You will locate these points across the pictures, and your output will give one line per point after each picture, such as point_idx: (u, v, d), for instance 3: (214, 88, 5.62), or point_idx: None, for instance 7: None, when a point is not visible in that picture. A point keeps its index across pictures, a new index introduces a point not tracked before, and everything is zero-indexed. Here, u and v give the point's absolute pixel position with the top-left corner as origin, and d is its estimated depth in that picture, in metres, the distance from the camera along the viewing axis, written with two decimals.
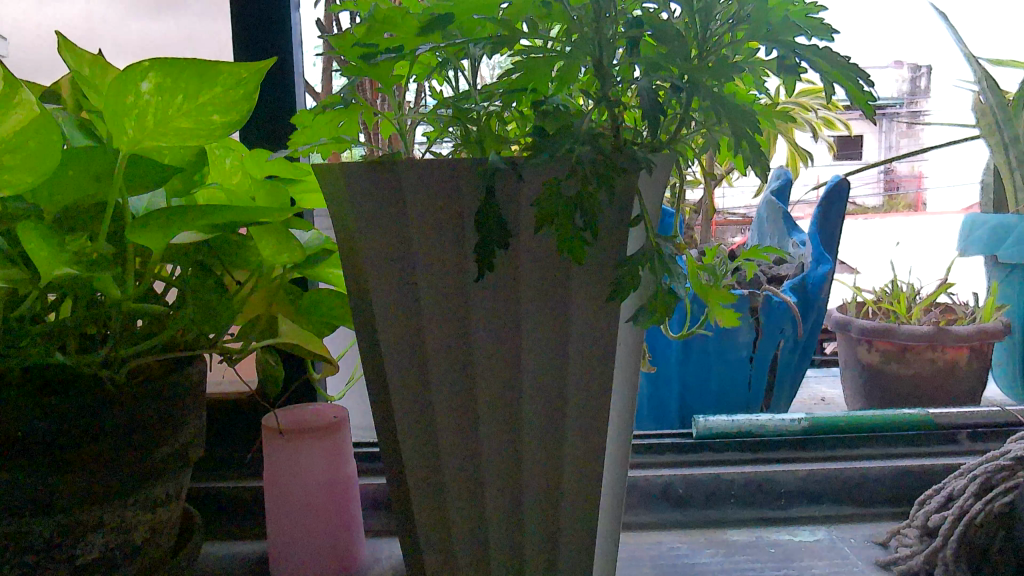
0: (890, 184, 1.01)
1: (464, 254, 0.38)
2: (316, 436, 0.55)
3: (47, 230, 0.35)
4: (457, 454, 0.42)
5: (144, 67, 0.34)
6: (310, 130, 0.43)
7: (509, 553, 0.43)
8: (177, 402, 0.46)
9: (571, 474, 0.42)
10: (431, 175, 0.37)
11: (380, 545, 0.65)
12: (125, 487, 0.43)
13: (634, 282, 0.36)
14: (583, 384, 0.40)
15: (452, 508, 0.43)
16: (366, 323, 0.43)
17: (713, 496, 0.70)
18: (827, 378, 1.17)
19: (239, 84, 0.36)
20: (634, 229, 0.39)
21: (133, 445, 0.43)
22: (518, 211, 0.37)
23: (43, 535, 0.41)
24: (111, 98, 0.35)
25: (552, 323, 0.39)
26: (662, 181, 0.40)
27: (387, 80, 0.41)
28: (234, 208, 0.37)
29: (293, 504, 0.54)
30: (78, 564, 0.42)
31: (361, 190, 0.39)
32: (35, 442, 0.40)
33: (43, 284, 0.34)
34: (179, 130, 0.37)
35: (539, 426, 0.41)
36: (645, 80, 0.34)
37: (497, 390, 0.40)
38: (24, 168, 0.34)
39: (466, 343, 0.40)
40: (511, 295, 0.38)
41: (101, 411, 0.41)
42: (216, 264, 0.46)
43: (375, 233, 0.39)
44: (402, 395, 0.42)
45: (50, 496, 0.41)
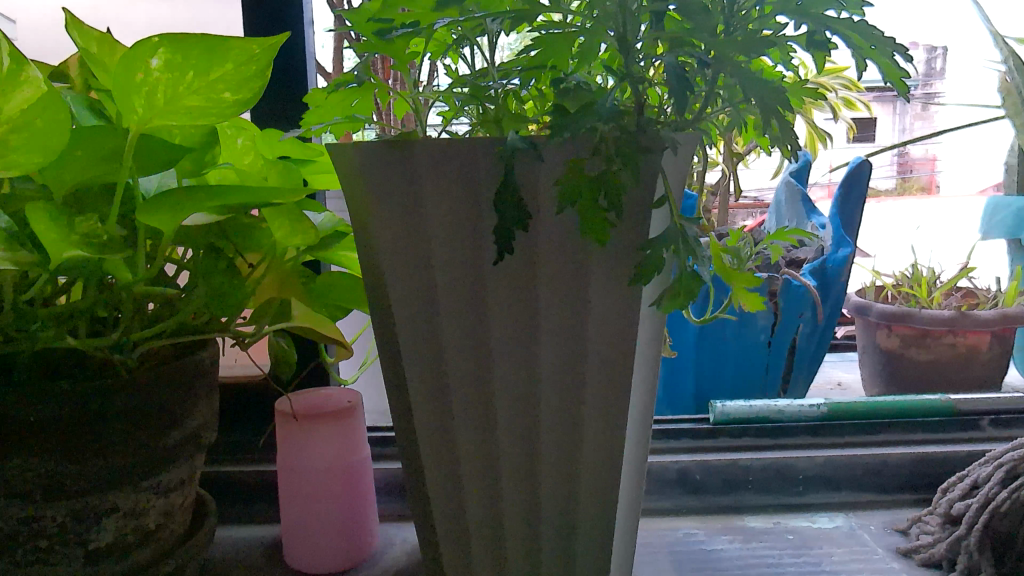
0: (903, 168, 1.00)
1: (481, 235, 0.37)
2: (327, 423, 0.54)
3: (57, 210, 0.35)
4: (473, 437, 0.41)
5: (154, 43, 0.33)
6: (323, 109, 0.43)
7: (526, 535, 0.43)
8: (189, 388, 0.47)
9: (590, 460, 0.41)
10: (445, 156, 0.36)
11: (394, 529, 0.65)
12: (135, 474, 0.45)
13: (656, 265, 0.35)
14: (603, 367, 0.39)
15: (471, 492, 0.42)
16: (380, 306, 0.42)
17: (729, 482, 0.69)
18: (844, 363, 1.16)
19: (251, 60, 0.35)
20: (658, 210, 0.38)
21: (144, 432, 0.44)
22: (540, 194, 0.36)
23: (56, 519, 0.43)
24: (120, 74, 0.34)
25: (569, 306, 0.38)
26: (687, 162, 0.38)
27: (403, 57, 0.40)
28: (243, 190, 0.37)
29: (305, 491, 0.54)
30: (91, 548, 0.44)
31: (375, 169, 0.38)
32: (44, 426, 0.41)
33: (54, 265, 0.34)
34: (190, 109, 0.36)
35: (559, 410, 0.40)
36: (670, 56, 0.33)
37: (514, 374, 0.39)
38: (32, 148, 0.34)
39: (479, 325, 0.39)
40: (529, 277, 0.37)
41: (109, 394, 0.42)
42: (229, 246, 0.46)
43: (389, 213, 0.38)
44: (418, 380, 0.41)
45: (61, 482, 0.42)
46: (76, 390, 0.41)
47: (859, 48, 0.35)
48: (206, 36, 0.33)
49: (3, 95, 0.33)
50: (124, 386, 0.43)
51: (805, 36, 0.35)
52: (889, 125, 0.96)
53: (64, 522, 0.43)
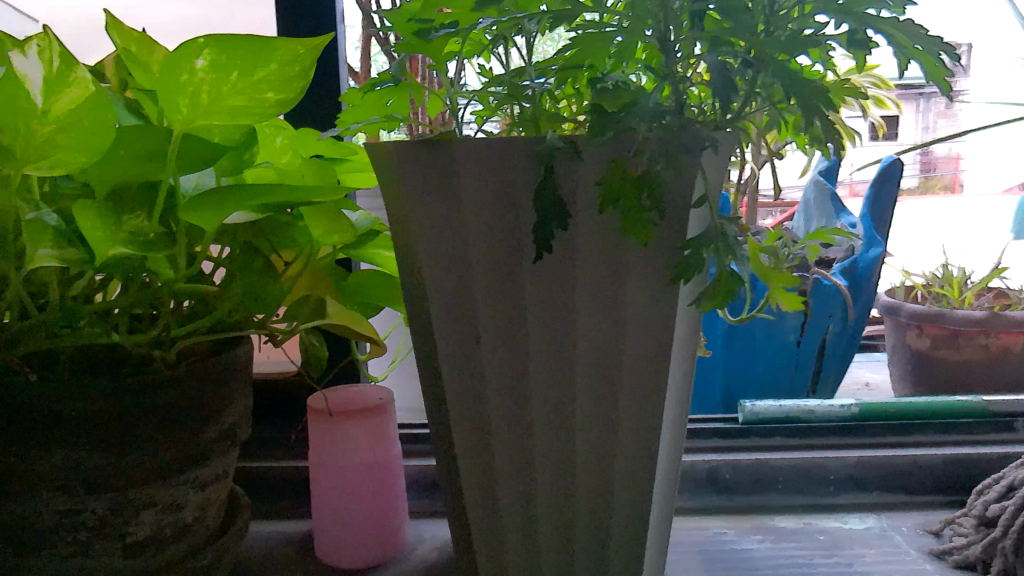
0: (925, 167, 0.97)
1: (519, 234, 0.37)
2: (360, 419, 0.54)
3: (103, 209, 0.36)
4: (509, 435, 0.41)
5: (200, 43, 0.33)
6: (360, 109, 0.44)
7: (561, 533, 0.43)
8: (225, 384, 0.48)
9: (625, 459, 0.41)
10: (482, 154, 0.36)
11: (424, 525, 0.65)
12: (173, 468, 0.45)
13: (698, 265, 0.35)
14: (639, 366, 0.39)
15: (506, 488, 0.42)
16: (418, 303, 0.42)
17: (758, 482, 0.69)
18: (871, 364, 1.15)
19: (295, 60, 0.35)
20: (698, 210, 0.38)
21: (182, 427, 0.45)
22: (582, 193, 0.36)
23: (96, 513, 0.44)
24: (166, 75, 0.34)
25: (610, 304, 0.38)
26: (725, 161, 0.38)
27: (440, 57, 0.40)
28: (284, 188, 0.38)
29: (337, 487, 0.54)
30: (129, 541, 0.45)
31: (414, 167, 0.38)
32: (85, 421, 0.42)
33: (100, 261, 0.35)
34: (233, 109, 0.36)
35: (595, 408, 0.40)
36: (711, 55, 0.34)
37: (550, 373, 0.39)
38: (79, 147, 0.35)
39: (519, 323, 0.39)
40: (568, 276, 0.37)
41: (148, 389, 0.43)
42: (265, 244, 0.46)
43: (428, 212, 0.39)
44: (455, 377, 0.41)
45: (102, 476, 0.43)
46: (118, 385, 0.42)
47: (902, 48, 0.35)
48: (251, 37, 0.34)
49: (53, 96, 0.35)
50: (163, 381, 0.43)
51: (845, 35, 0.34)
52: (912, 125, 0.96)
53: (103, 515, 0.44)
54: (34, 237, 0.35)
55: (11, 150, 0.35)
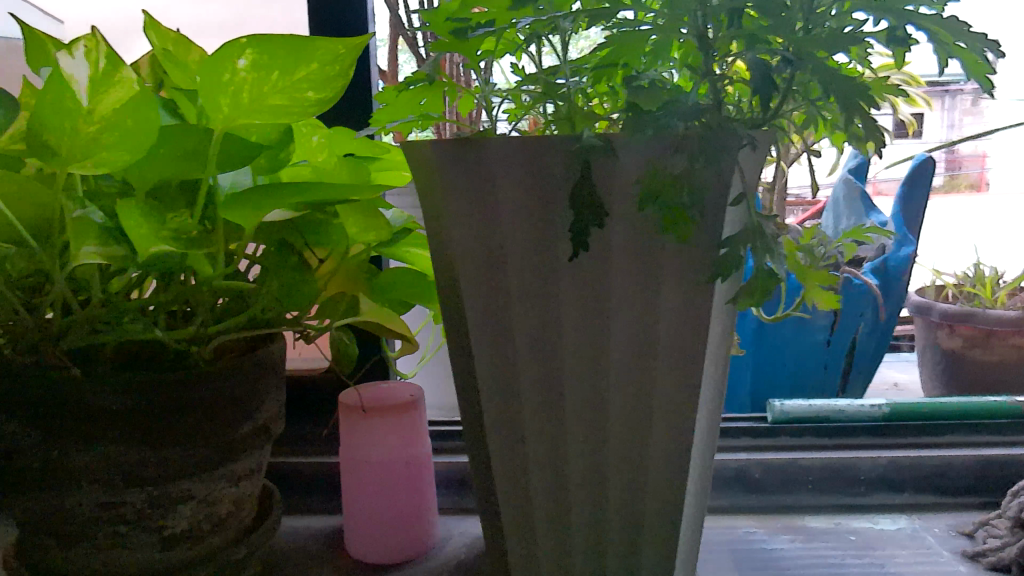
0: (952, 165, 0.95)
1: (555, 232, 0.37)
2: (391, 416, 0.55)
3: (146, 207, 0.37)
4: (543, 432, 0.41)
5: (242, 44, 0.34)
6: (394, 108, 0.44)
7: (595, 529, 0.43)
8: (260, 380, 0.48)
9: (660, 456, 0.41)
10: (519, 153, 0.36)
11: (454, 521, 0.65)
12: (209, 463, 0.46)
13: (736, 263, 0.35)
14: (675, 364, 0.39)
15: (540, 485, 0.43)
16: (453, 301, 0.42)
17: (788, 482, 0.69)
18: (900, 363, 1.14)
19: (336, 60, 0.36)
20: (735, 208, 0.38)
21: (218, 423, 0.45)
22: (621, 191, 0.36)
23: (135, 506, 0.44)
24: (208, 75, 0.35)
25: (648, 302, 0.38)
26: (762, 159, 0.38)
27: (475, 56, 0.41)
28: (322, 186, 0.38)
29: (368, 482, 0.55)
30: (166, 534, 0.46)
31: (450, 166, 0.38)
32: (125, 415, 0.42)
33: (143, 258, 0.36)
34: (273, 108, 0.36)
35: (630, 405, 0.40)
36: (750, 53, 0.33)
37: (585, 371, 0.39)
38: (122, 146, 0.36)
39: (557, 321, 0.39)
40: (604, 274, 0.38)
41: (186, 385, 0.43)
42: (300, 242, 0.47)
43: (464, 210, 0.39)
44: (490, 374, 0.41)
45: (140, 470, 0.44)
46: (157, 380, 0.43)
47: (944, 44, 0.35)
48: (293, 37, 0.34)
49: (98, 96, 0.36)
50: (200, 376, 0.44)
51: (885, 33, 0.34)
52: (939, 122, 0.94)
53: (142, 508, 0.45)
54: (79, 235, 0.36)
55: (57, 149, 0.35)
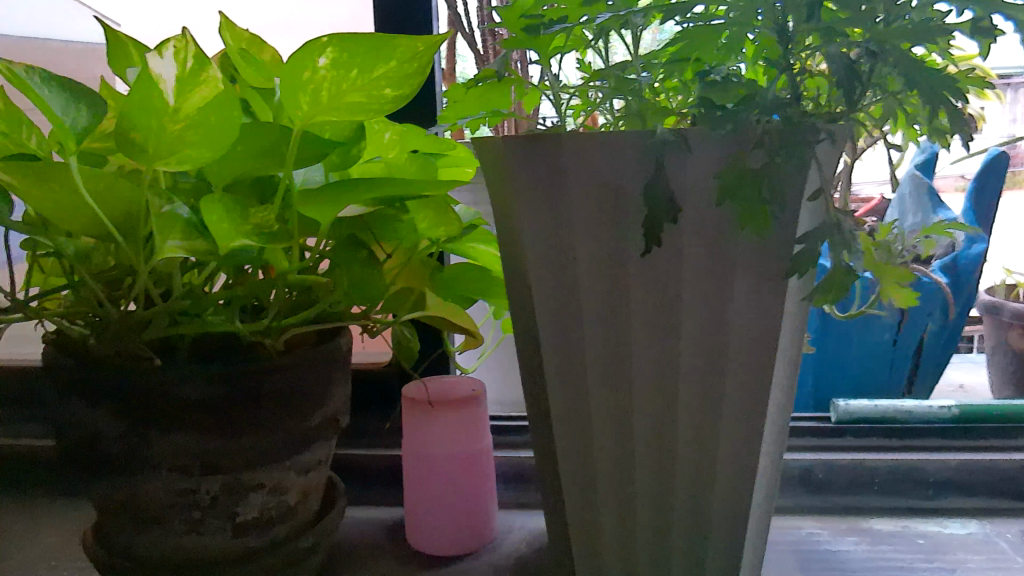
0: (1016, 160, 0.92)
1: (625, 227, 0.37)
2: (454, 410, 0.55)
3: (229, 202, 0.38)
4: (610, 427, 0.41)
5: (324, 42, 0.35)
6: (463, 105, 0.45)
7: (660, 526, 0.43)
8: (329, 372, 0.49)
9: (729, 453, 0.41)
10: (593, 148, 0.36)
11: (514, 515, 0.66)
12: (280, 453, 0.47)
13: (813, 258, 0.34)
14: (746, 360, 0.39)
15: (605, 479, 0.43)
16: (522, 296, 0.43)
17: (854, 483, 0.68)
18: (966, 366, 1.11)
19: (414, 57, 0.36)
20: (811, 204, 0.37)
21: (289, 413, 0.47)
22: (698, 186, 0.36)
23: (209, 493, 0.46)
24: (290, 74, 0.36)
25: (723, 297, 0.38)
26: (839, 154, 0.37)
27: (546, 52, 0.41)
28: (396, 182, 0.39)
29: (431, 476, 0.56)
30: (238, 521, 0.47)
31: (522, 162, 0.39)
32: (204, 404, 0.44)
33: (224, 252, 0.37)
34: (351, 105, 0.37)
35: (698, 401, 0.40)
36: (831, 46, 0.33)
37: (654, 366, 0.39)
38: (205, 142, 0.37)
39: (630, 315, 0.39)
40: (674, 270, 0.37)
41: (260, 376, 0.45)
42: (369, 237, 0.48)
43: (534, 205, 0.39)
44: (557, 368, 0.42)
45: (215, 459, 0.45)
46: (232, 371, 0.44)
47: None
48: (373, 36, 0.35)
49: (184, 94, 0.36)
50: (273, 368, 0.45)
51: (969, 24, 0.34)
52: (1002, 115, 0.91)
53: (216, 495, 0.46)
54: (164, 229, 0.37)
55: (144, 146, 0.37)
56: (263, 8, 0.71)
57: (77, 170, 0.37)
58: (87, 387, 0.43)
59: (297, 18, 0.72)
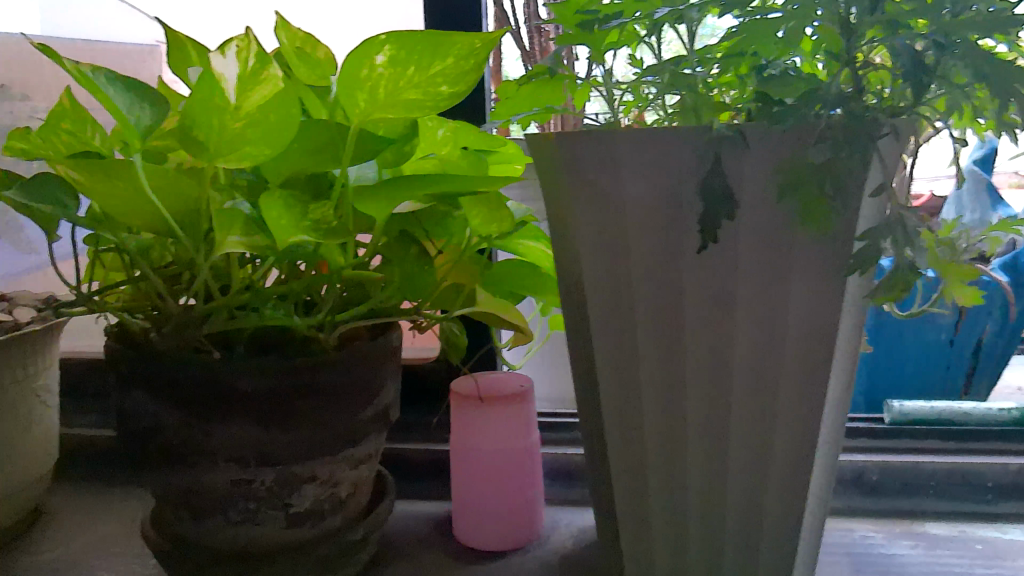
0: None
1: (681, 224, 0.37)
2: (502, 406, 0.56)
3: (288, 199, 0.38)
4: (662, 425, 0.41)
5: (382, 40, 0.35)
6: (515, 101, 0.45)
7: (713, 525, 0.42)
8: (381, 368, 0.50)
9: (784, 453, 0.40)
10: (649, 144, 0.36)
11: (561, 512, 0.66)
12: (334, 445, 0.48)
13: (875, 256, 0.34)
14: (803, 359, 0.38)
15: (657, 477, 0.42)
16: (575, 293, 0.43)
17: (909, 486, 0.67)
18: None
19: (471, 54, 0.36)
20: (872, 200, 0.37)
21: (343, 407, 0.47)
22: (755, 182, 0.35)
23: (265, 484, 0.47)
24: (348, 72, 0.36)
25: (780, 296, 0.37)
26: (901, 149, 0.37)
27: (600, 47, 0.41)
28: (451, 178, 0.39)
29: (478, 472, 0.56)
30: (292, 511, 0.48)
31: (577, 158, 0.39)
32: (261, 397, 0.44)
33: (283, 248, 0.37)
34: (408, 102, 0.38)
35: (753, 400, 0.39)
36: (895, 39, 0.32)
37: (708, 363, 0.39)
38: (265, 140, 0.38)
39: (686, 314, 0.38)
40: (730, 268, 0.37)
41: (314, 371, 0.45)
42: (421, 233, 0.48)
43: (589, 202, 0.39)
44: (610, 366, 0.42)
45: (271, 450, 0.46)
46: (288, 365, 0.45)
47: None
48: (431, 34, 0.35)
49: (245, 93, 0.37)
50: (327, 363, 0.46)
51: None
52: None
53: (271, 486, 0.47)
54: (225, 225, 0.38)
55: (206, 144, 0.38)
56: (318, 9, 0.72)
57: (141, 168, 0.38)
58: (148, 379, 0.45)
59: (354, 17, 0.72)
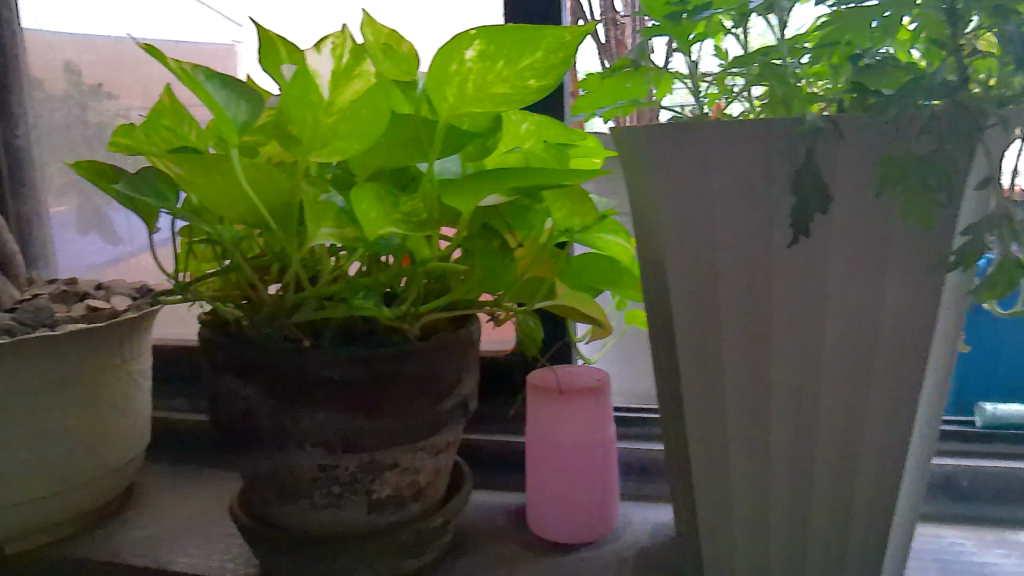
0: None
1: (770, 218, 0.37)
2: (579, 400, 0.56)
3: (379, 191, 0.39)
4: (747, 421, 0.41)
5: (472, 35, 0.36)
6: (598, 95, 0.45)
7: (797, 524, 0.42)
8: (461, 359, 0.50)
9: (874, 454, 0.39)
10: (740, 136, 0.36)
11: (635, 507, 0.65)
12: (415, 434, 0.49)
13: (977, 252, 0.33)
14: (896, 358, 0.37)
15: (740, 475, 0.42)
16: (658, 287, 0.42)
17: (1003, 493, 0.63)
18: None
19: (561, 47, 0.36)
20: (974, 193, 0.35)
21: (424, 396, 0.48)
22: (849, 176, 0.35)
23: (348, 469, 0.48)
24: (438, 67, 0.37)
25: (874, 294, 0.36)
26: (1008, 140, 0.35)
27: (687, 39, 0.40)
28: (537, 172, 0.39)
29: (554, 464, 0.56)
30: (374, 497, 0.49)
31: (663, 151, 0.38)
32: (347, 385, 0.46)
33: (373, 240, 0.38)
34: (497, 97, 0.38)
35: (842, 399, 0.38)
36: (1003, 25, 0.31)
37: (796, 360, 0.38)
38: (356, 134, 0.39)
39: (774, 310, 0.38)
40: (821, 263, 0.36)
41: (398, 360, 0.46)
42: (502, 226, 0.48)
43: (675, 196, 0.39)
44: (693, 361, 0.41)
45: (355, 437, 0.47)
46: (373, 354, 0.46)
47: None
48: (522, 29, 0.35)
49: (338, 89, 0.38)
50: (411, 353, 0.47)
51: None
52: None
53: (354, 472, 0.48)
54: (317, 218, 0.40)
55: (300, 138, 0.39)
56: (400, 5, 0.73)
57: (239, 162, 0.39)
58: (240, 366, 0.46)
59: (433, 11, 0.72)
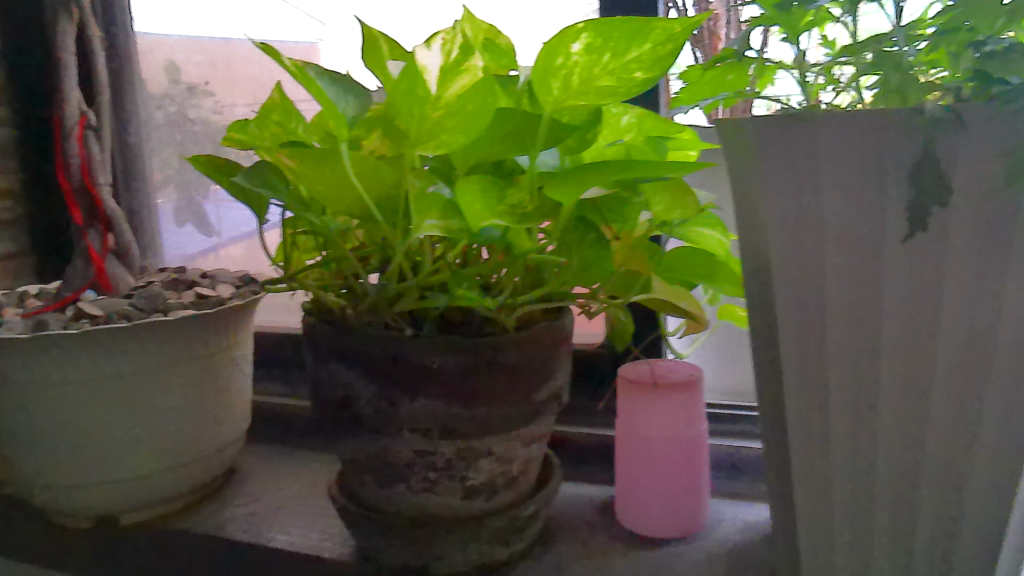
0: None
1: (883, 212, 0.36)
2: (672, 394, 0.55)
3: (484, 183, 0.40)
4: (852, 419, 0.40)
5: (580, 28, 0.36)
6: (699, 86, 0.44)
7: (904, 528, 0.40)
8: (555, 351, 0.51)
9: (989, 457, 0.38)
10: (853, 128, 0.35)
11: (725, 505, 0.64)
12: (509, 423, 0.50)
13: None
14: (1017, 358, 0.36)
15: (843, 474, 0.41)
16: (761, 281, 0.42)
17: None
18: None
19: (669, 39, 0.36)
20: None
21: (519, 387, 0.49)
22: (971, 169, 0.34)
23: (445, 456, 0.49)
24: (544, 60, 0.37)
25: (994, 291, 0.35)
26: None
27: (796, 28, 0.40)
28: (641, 164, 0.39)
29: (645, 457, 0.56)
30: (468, 483, 0.50)
31: (771, 143, 0.38)
32: (446, 373, 0.47)
33: (477, 231, 0.39)
34: (601, 88, 0.39)
35: (956, 399, 0.37)
36: None
37: (907, 358, 0.37)
38: (461, 128, 0.40)
39: (885, 306, 0.37)
40: (938, 258, 0.35)
41: (495, 349, 0.47)
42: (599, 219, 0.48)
43: (782, 189, 0.38)
44: (796, 357, 0.40)
45: (452, 425, 0.48)
46: (471, 343, 0.47)
47: None
48: (631, 21, 0.35)
49: (446, 84, 0.39)
50: (507, 343, 0.47)
51: None
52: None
53: (451, 458, 0.49)
54: (422, 210, 0.40)
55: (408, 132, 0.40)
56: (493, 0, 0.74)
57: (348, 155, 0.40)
58: (343, 352, 0.48)
59: (526, 6, 0.72)
